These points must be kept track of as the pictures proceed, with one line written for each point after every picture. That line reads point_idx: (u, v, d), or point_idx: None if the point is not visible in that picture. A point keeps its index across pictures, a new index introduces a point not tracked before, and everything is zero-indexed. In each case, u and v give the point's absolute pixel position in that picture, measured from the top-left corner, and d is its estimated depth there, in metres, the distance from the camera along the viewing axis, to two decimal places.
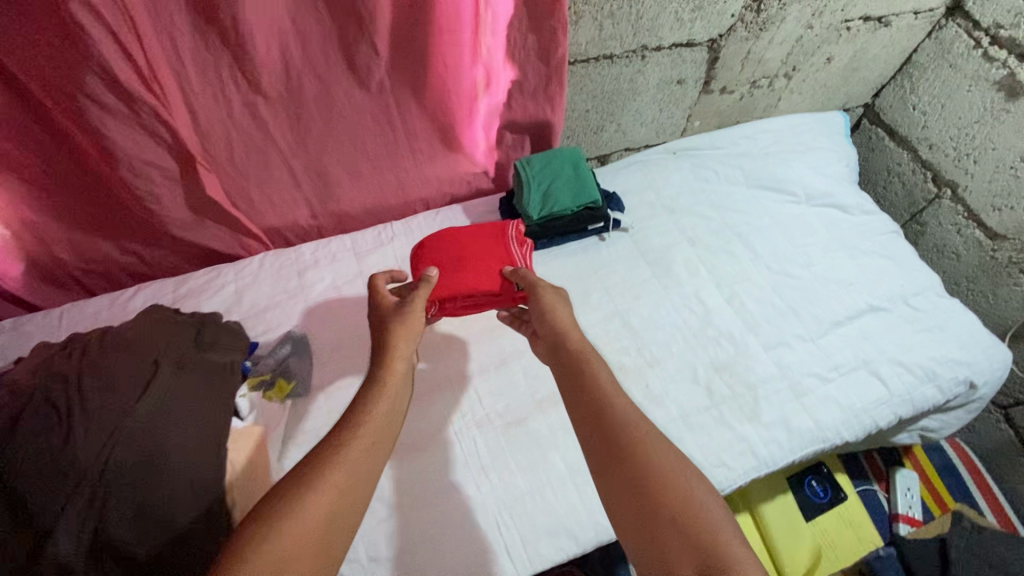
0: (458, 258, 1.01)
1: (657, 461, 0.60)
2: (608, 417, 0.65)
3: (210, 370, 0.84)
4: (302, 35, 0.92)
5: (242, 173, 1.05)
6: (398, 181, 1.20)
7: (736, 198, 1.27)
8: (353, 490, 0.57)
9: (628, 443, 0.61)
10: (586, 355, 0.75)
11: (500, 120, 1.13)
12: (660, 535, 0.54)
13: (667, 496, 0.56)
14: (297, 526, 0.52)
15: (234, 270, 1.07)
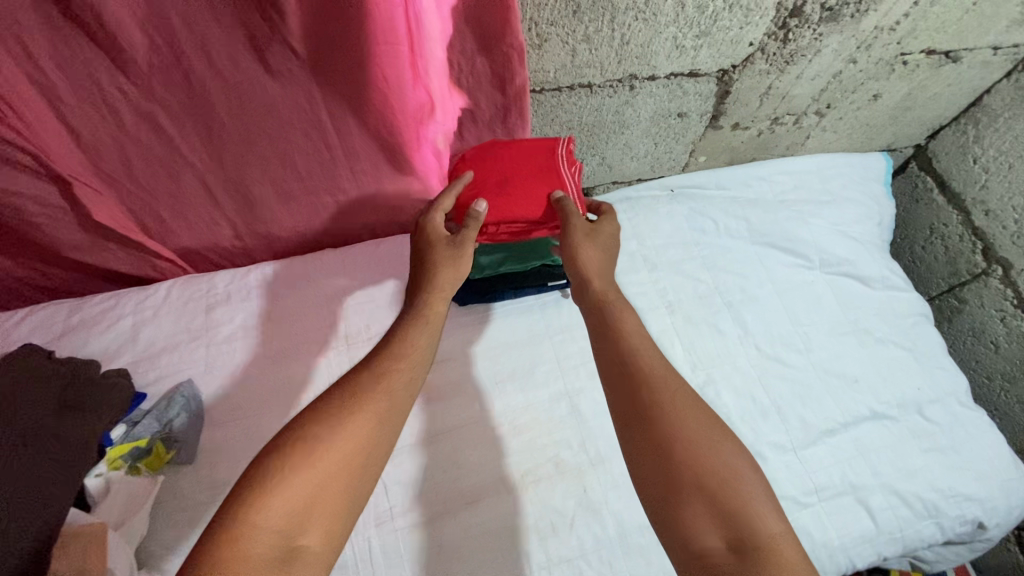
0: (504, 180, 0.81)
1: (690, 428, 0.58)
2: (641, 375, 0.62)
3: (61, 446, 0.72)
4: (198, 35, 0.71)
5: (145, 191, 0.90)
6: (337, 205, 1.04)
7: (735, 257, 1.06)
8: (383, 422, 0.59)
9: (659, 407, 0.59)
10: (620, 296, 0.71)
11: (451, 149, 0.95)
12: (686, 505, 0.54)
13: (704, 470, 0.55)
14: (328, 461, 0.55)
15: (134, 300, 0.95)
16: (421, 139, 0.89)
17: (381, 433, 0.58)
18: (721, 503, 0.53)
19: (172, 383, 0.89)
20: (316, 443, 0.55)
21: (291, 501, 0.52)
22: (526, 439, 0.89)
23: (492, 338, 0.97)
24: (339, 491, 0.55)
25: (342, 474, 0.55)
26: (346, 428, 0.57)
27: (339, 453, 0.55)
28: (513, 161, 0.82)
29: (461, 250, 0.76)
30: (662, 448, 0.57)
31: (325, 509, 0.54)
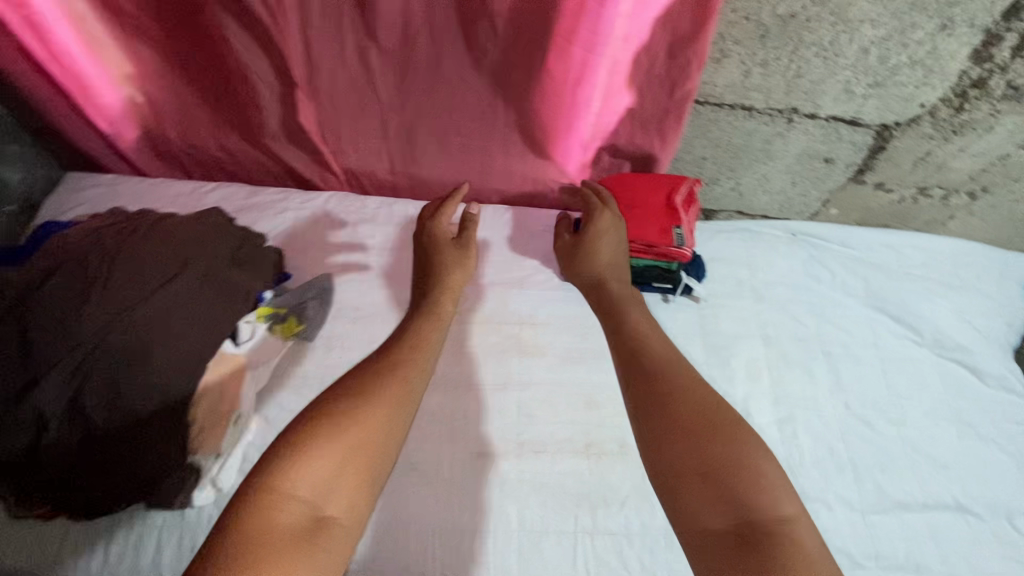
0: (631, 205, 0.91)
1: (688, 415, 0.64)
2: (642, 374, 0.69)
3: (229, 292, 0.88)
4: None
5: (337, 111, 1.05)
6: (481, 167, 1.14)
7: (843, 312, 1.06)
8: (402, 412, 0.65)
9: (658, 402, 0.66)
10: (620, 297, 0.85)
11: (602, 144, 1.02)
12: (690, 490, 0.59)
13: (711, 458, 0.60)
14: (351, 446, 0.60)
15: (300, 200, 1.11)
16: (579, 126, 0.99)
17: (396, 421, 0.64)
18: (727, 489, 0.58)
19: (310, 274, 1.02)
20: (337, 429, 0.60)
21: (319, 475, 0.58)
22: (598, 415, 0.94)
23: (588, 318, 1.03)
24: (360, 470, 0.60)
25: (366, 456, 0.61)
26: (366, 416, 0.63)
27: (365, 437, 0.61)
28: (640, 188, 0.93)
29: (467, 250, 0.96)
30: (667, 430, 0.63)
31: (347, 485, 0.59)
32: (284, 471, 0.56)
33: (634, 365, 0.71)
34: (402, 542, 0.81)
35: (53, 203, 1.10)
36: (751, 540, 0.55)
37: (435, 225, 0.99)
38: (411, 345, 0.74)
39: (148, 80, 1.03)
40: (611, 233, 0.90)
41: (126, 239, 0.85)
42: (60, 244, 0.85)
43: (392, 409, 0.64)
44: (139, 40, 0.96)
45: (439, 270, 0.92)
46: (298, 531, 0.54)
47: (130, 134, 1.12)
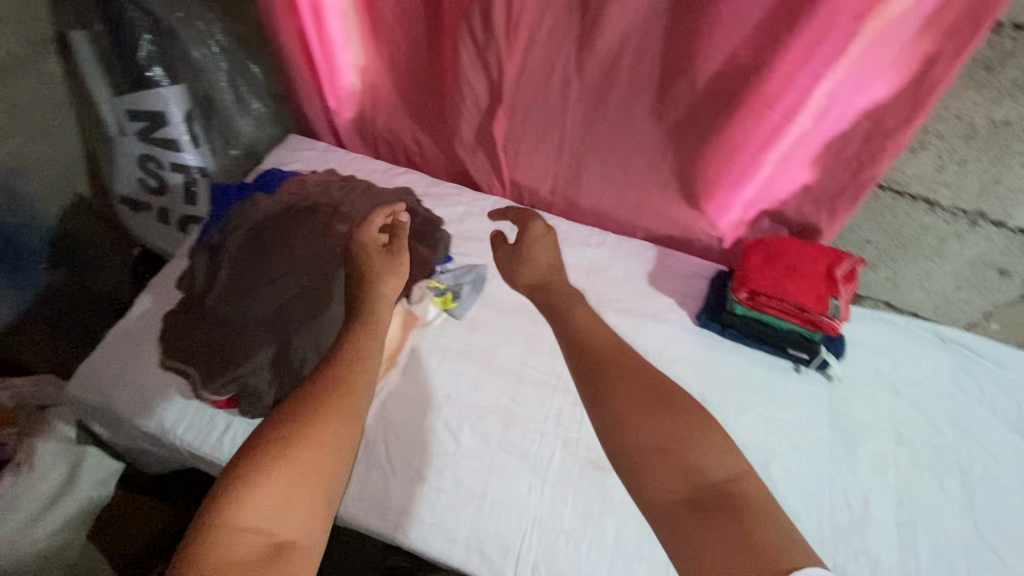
0: (789, 266, 0.94)
1: (638, 397, 0.66)
2: (595, 368, 0.71)
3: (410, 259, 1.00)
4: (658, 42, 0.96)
5: (525, 129, 1.17)
6: (637, 203, 1.21)
7: (988, 430, 1.00)
8: (344, 431, 0.63)
9: (611, 387, 0.67)
10: (567, 304, 0.88)
11: (763, 209, 1.07)
12: (646, 464, 0.61)
13: (659, 433, 0.62)
14: (294, 475, 0.58)
15: (471, 198, 1.23)
16: (744, 189, 1.04)
17: (337, 443, 0.61)
18: (679, 458, 0.60)
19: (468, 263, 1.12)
20: (275, 464, 0.58)
21: (267, 503, 0.56)
22: None
23: (717, 369, 1.03)
24: (317, 491, 0.58)
25: (310, 484, 0.58)
26: (307, 445, 0.60)
27: (303, 470, 0.58)
28: (801, 253, 0.95)
29: (398, 257, 0.86)
30: (619, 411, 0.65)
31: (304, 506, 0.57)
32: (233, 502, 0.55)
33: (587, 364, 0.72)
34: (506, 523, 0.87)
35: (273, 156, 1.27)
36: (706, 503, 0.56)
37: (366, 233, 0.90)
38: (349, 358, 0.69)
39: (379, 73, 1.22)
40: (544, 238, 1.07)
41: (346, 196, 1.04)
42: (299, 186, 1.06)
43: (334, 436, 0.61)
44: (385, 41, 1.15)
45: (371, 290, 0.81)
46: (255, 559, 0.52)
47: (346, 113, 1.31)
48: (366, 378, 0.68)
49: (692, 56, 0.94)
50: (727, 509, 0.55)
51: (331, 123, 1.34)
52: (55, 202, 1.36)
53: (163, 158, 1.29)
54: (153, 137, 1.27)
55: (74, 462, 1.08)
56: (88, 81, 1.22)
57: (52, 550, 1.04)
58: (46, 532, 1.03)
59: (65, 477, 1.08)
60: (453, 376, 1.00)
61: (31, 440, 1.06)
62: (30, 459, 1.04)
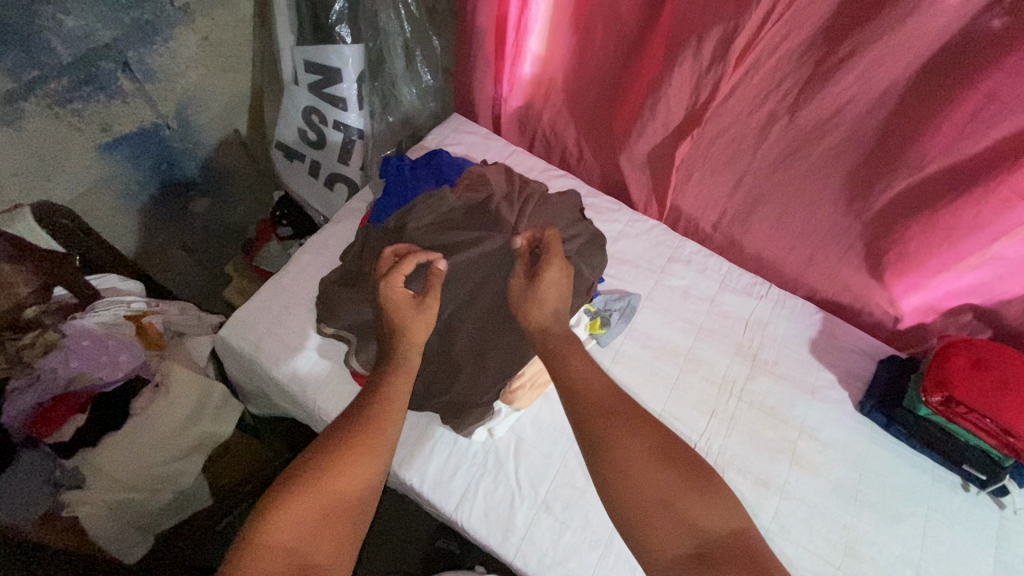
0: (1001, 380, 0.83)
1: (645, 448, 0.66)
2: (599, 412, 0.68)
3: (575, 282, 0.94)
4: (908, 102, 0.85)
5: (709, 158, 1.09)
6: (809, 261, 1.11)
7: None
8: (371, 470, 0.67)
9: (616, 435, 0.66)
10: (566, 349, 0.75)
11: (972, 299, 0.97)
12: (651, 521, 0.61)
13: (661, 486, 0.63)
14: (322, 505, 0.62)
15: (630, 217, 1.17)
16: (958, 274, 0.95)
17: (363, 479, 0.66)
18: (683, 514, 0.61)
19: (620, 288, 1.07)
20: (307, 493, 0.62)
21: (299, 524, 0.61)
22: (856, 566, 0.86)
23: (875, 465, 0.94)
24: (341, 524, 0.63)
25: (338, 514, 0.63)
26: (336, 479, 0.64)
27: (330, 502, 0.63)
28: (1018, 368, 0.83)
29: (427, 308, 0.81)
30: (621, 468, 0.64)
31: (330, 537, 0.62)
32: (264, 527, 0.60)
33: (586, 408, 0.69)
34: None
35: (435, 134, 1.25)
36: (712, 555, 0.59)
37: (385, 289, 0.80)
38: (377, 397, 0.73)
39: (564, 70, 1.16)
40: (555, 278, 0.79)
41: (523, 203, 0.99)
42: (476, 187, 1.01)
43: (362, 473, 0.66)
44: (584, 39, 1.08)
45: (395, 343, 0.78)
46: None
47: (515, 102, 1.27)
48: (393, 422, 0.71)
49: (943, 124, 0.83)
50: (739, 561, 0.58)
51: (496, 108, 1.30)
52: (216, 136, 1.39)
53: (328, 114, 1.29)
54: (324, 92, 1.26)
55: (204, 393, 1.11)
56: (275, 25, 1.20)
57: (169, 475, 1.07)
58: (171, 456, 1.06)
59: (197, 405, 1.10)
60: None
61: (170, 364, 1.10)
62: (167, 384, 1.07)
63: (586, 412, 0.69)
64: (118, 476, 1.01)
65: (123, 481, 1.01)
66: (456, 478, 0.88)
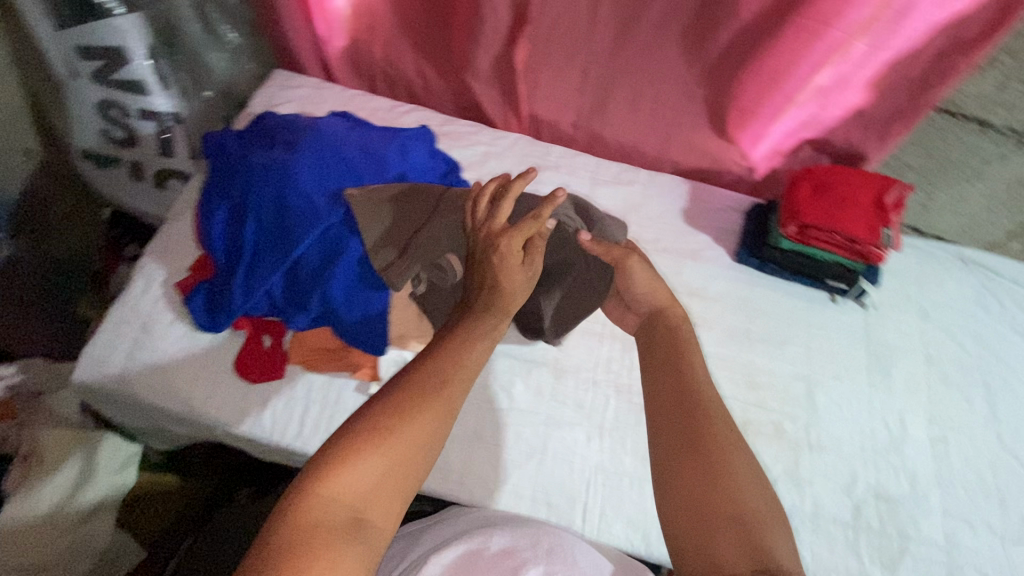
0: (842, 198, 0.92)
1: (741, 461, 0.55)
2: (684, 408, 0.58)
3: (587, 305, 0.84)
4: None
5: (552, 57, 1.06)
6: (670, 136, 1.13)
7: (1009, 348, 1.05)
8: (444, 429, 0.51)
9: (714, 438, 0.56)
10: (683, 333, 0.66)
11: (808, 131, 1.03)
12: (713, 535, 0.51)
13: (739, 503, 0.52)
14: (393, 454, 0.47)
15: (490, 135, 1.13)
16: (791, 112, 1.00)
17: (436, 435, 0.49)
18: (759, 539, 0.50)
19: None
20: (370, 440, 0.47)
21: (360, 476, 0.45)
22: (758, 394, 0.95)
23: (758, 303, 1.03)
24: (408, 476, 0.48)
25: (407, 473, 0.48)
26: (406, 428, 0.48)
27: (397, 457, 0.47)
28: (851, 183, 0.93)
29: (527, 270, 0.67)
30: (706, 470, 0.54)
31: (393, 491, 0.47)
32: (319, 472, 0.45)
33: (682, 399, 0.59)
34: (569, 473, 0.87)
35: (261, 97, 1.12)
36: None
37: (504, 240, 0.66)
38: (454, 349, 0.56)
39: None
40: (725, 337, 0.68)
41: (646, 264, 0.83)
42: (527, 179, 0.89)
43: (439, 424, 0.50)
44: None
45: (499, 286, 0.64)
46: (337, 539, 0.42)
47: (340, 42, 1.16)
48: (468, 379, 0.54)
49: None
50: None
51: (322, 53, 1.19)
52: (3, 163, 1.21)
53: (129, 103, 1.11)
54: (114, 81, 1.08)
55: (90, 448, 0.98)
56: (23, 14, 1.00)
57: (82, 542, 0.95)
58: (75, 523, 0.94)
59: (84, 461, 0.97)
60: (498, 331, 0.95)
61: (35, 432, 0.97)
62: (38, 454, 0.95)
63: (680, 399, 0.59)
64: (6, 570, 0.88)
65: (28, 566, 0.90)
66: None
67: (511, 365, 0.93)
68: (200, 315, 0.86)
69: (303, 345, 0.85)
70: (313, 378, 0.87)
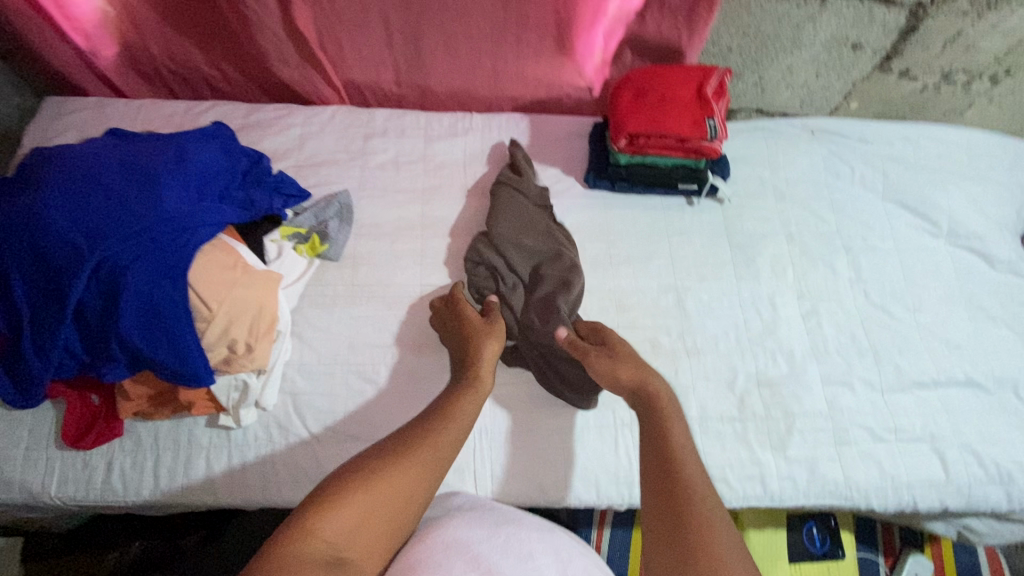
0: (660, 97, 0.90)
1: (713, 540, 0.56)
2: (662, 494, 0.60)
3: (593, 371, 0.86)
4: None
5: (339, 14, 0.96)
6: (495, 72, 1.06)
7: (864, 207, 1.07)
8: (428, 485, 0.61)
9: (689, 521, 0.57)
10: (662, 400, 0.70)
11: (626, 31, 0.98)
12: None
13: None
14: (378, 499, 0.57)
15: (304, 115, 1.03)
16: (600, 15, 0.95)
17: (421, 486, 0.60)
18: None
19: (328, 192, 0.97)
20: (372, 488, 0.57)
21: (350, 517, 0.55)
22: (629, 316, 0.94)
23: (615, 225, 1.00)
24: (388, 521, 0.57)
25: (394, 517, 0.57)
26: (394, 479, 0.59)
27: (390, 502, 0.57)
28: (667, 80, 0.91)
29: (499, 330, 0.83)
30: (681, 548, 0.56)
31: (374, 535, 0.56)
32: (319, 510, 0.55)
33: (665, 484, 0.61)
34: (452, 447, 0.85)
35: (31, 131, 0.98)
36: None
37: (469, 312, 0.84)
38: (444, 416, 0.68)
39: None
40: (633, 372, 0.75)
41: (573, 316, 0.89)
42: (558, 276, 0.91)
43: (419, 478, 0.60)
44: None
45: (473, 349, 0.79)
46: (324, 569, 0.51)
47: (108, 49, 1.02)
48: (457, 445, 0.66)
49: None
50: None
51: (94, 65, 1.05)
52: None
53: None
54: None
55: None
56: None
57: None
58: None
59: None
60: (352, 324, 0.89)
61: None
62: None
63: (659, 484, 0.61)
64: None
65: None
66: (250, 471, 0.81)
67: (373, 354, 0.88)
68: (5, 393, 0.75)
69: (130, 398, 0.78)
70: (158, 423, 0.82)
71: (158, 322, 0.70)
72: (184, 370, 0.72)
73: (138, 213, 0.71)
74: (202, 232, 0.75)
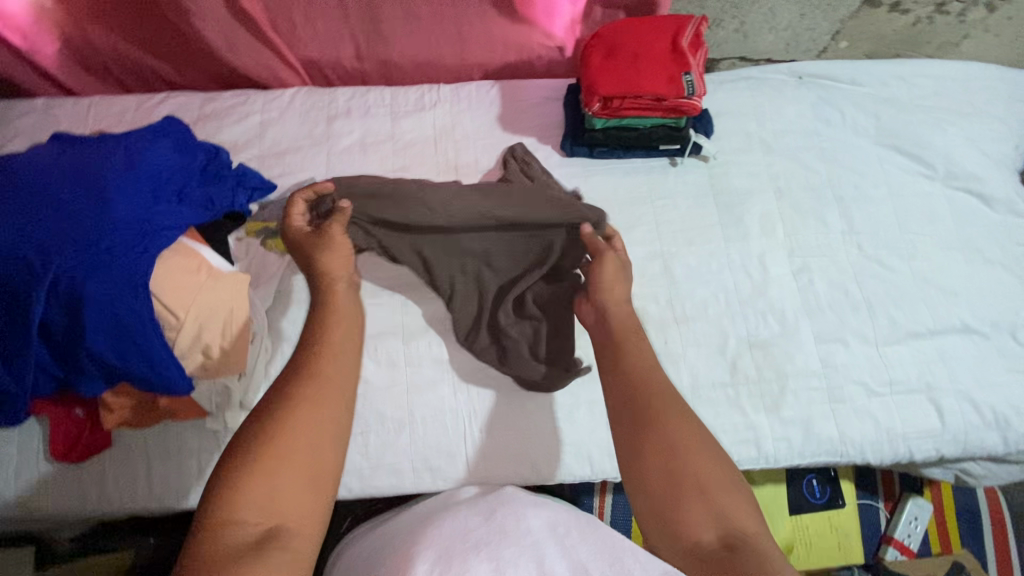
0: (634, 57, 0.88)
1: (687, 434, 0.60)
2: (631, 401, 0.64)
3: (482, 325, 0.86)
4: None
5: None
6: (459, 39, 1.00)
7: (856, 154, 1.02)
8: (326, 423, 0.57)
9: (664, 425, 0.61)
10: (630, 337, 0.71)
11: None
12: (676, 503, 0.56)
13: (689, 470, 0.58)
14: (276, 463, 0.53)
15: (263, 101, 0.98)
16: None
17: (322, 425, 0.57)
18: (715, 501, 0.56)
19: (295, 181, 0.94)
20: (275, 450, 0.54)
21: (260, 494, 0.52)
22: None
23: (596, 193, 0.96)
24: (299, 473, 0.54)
25: (308, 466, 0.54)
26: (291, 435, 0.55)
27: (296, 456, 0.54)
28: (640, 38, 0.88)
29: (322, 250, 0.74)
30: (660, 446, 0.59)
31: (292, 494, 0.53)
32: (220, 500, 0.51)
33: (635, 394, 0.64)
34: (444, 435, 0.84)
35: None
36: (735, 553, 0.52)
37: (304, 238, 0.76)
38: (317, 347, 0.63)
39: None
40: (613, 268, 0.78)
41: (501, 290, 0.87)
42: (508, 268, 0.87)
43: (312, 423, 0.56)
44: None
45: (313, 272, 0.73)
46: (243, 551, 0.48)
47: (48, 46, 0.96)
48: (350, 372, 0.62)
49: None
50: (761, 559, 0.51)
51: (38, 65, 0.99)
52: None
53: None
54: None
55: None
56: None
57: None
58: None
59: None
60: None
61: None
62: None
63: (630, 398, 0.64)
64: None
65: None
66: None
67: None
68: None
69: (111, 410, 0.76)
70: (145, 432, 0.81)
71: (124, 335, 0.68)
72: (160, 381, 0.71)
73: (88, 222, 0.68)
74: (159, 239, 0.72)
